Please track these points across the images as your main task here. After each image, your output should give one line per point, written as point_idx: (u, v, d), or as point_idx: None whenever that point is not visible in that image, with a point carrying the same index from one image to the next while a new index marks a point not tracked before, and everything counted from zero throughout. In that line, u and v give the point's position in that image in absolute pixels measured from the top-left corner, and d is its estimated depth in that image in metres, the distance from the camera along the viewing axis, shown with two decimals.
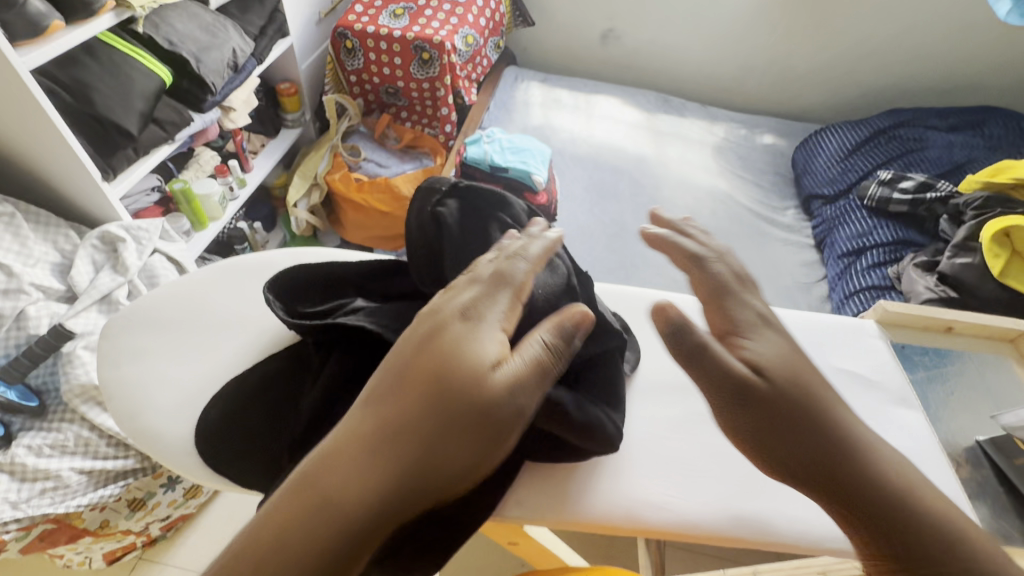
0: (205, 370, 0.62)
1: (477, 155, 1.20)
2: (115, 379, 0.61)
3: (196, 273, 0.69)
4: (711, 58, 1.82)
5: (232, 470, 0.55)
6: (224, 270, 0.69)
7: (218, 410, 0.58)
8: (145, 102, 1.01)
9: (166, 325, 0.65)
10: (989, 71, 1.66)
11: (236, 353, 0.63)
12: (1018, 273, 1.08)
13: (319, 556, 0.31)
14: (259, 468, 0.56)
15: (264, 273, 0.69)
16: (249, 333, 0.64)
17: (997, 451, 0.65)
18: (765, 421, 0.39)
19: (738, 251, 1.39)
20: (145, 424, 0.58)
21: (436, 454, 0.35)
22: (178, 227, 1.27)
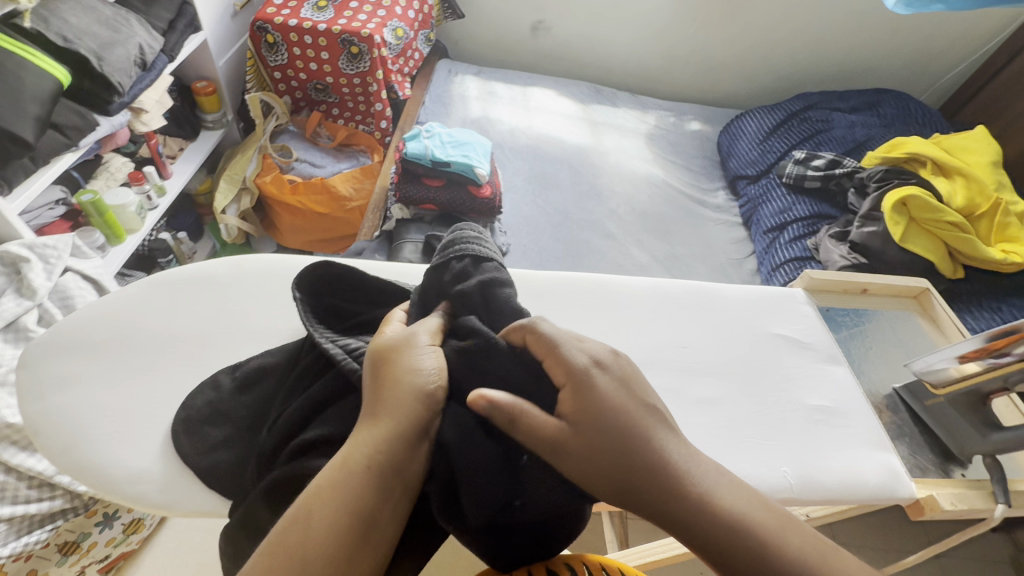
0: (146, 392, 0.57)
1: (418, 150, 1.16)
2: (40, 412, 0.56)
3: (125, 288, 0.64)
4: (637, 50, 1.89)
5: (189, 493, 0.53)
6: (157, 283, 0.65)
7: (170, 433, 0.55)
8: (40, 106, 0.91)
9: (98, 349, 0.59)
10: (878, 58, 1.85)
11: (180, 372, 0.59)
12: (915, 238, 1.22)
13: (327, 524, 0.37)
14: (217, 491, 0.53)
15: (204, 285, 0.65)
16: (193, 350, 0.60)
17: (911, 396, 0.72)
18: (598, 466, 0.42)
19: (675, 233, 1.47)
20: (80, 458, 0.53)
21: (384, 427, 0.42)
22: (91, 241, 1.16)
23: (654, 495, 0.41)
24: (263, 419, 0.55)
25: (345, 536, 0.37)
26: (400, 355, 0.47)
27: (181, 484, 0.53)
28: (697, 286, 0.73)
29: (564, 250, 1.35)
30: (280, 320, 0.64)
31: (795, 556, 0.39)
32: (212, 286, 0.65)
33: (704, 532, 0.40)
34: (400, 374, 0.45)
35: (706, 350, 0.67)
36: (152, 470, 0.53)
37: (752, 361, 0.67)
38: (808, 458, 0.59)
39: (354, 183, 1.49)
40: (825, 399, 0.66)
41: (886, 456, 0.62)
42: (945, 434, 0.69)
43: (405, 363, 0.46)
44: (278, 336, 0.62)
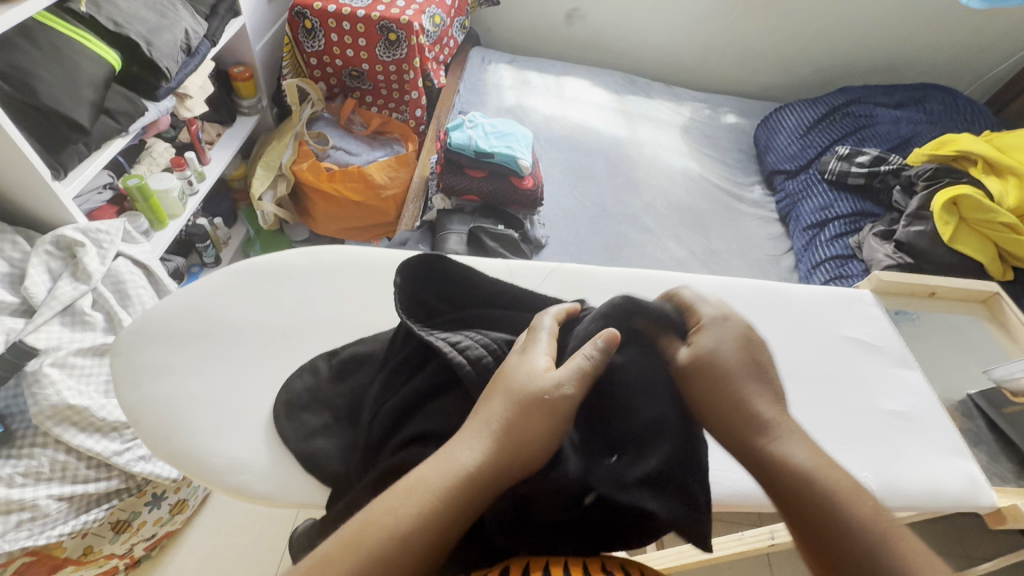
0: (230, 381, 0.59)
1: (461, 140, 1.15)
2: (140, 402, 0.57)
3: (204, 279, 0.65)
4: (673, 40, 1.85)
5: (285, 482, 0.55)
6: (235, 273, 0.66)
7: (255, 425, 0.57)
8: (95, 91, 0.92)
9: (185, 338, 0.61)
10: (921, 51, 1.80)
11: (262, 363, 0.61)
12: (965, 238, 1.19)
13: (402, 536, 0.38)
14: (310, 480, 0.55)
15: (273, 276, 0.66)
16: (269, 341, 0.62)
17: (986, 401, 0.72)
18: (692, 390, 0.51)
19: (712, 228, 1.45)
20: (180, 444, 0.55)
21: (487, 470, 0.42)
22: (137, 226, 1.17)
23: (733, 418, 0.48)
24: (359, 409, 0.58)
25: (411, 561, 0.38)
26: (531, 401, 0.45)
27: (279, 473, 0.55)
28: (761, 286, 0.72)
29: (602, 244, 1.33)
30: (354, 314, 0.65)
31: (847, 519, 0.40)
32: (283, 276, 0.66)
33: (771, 462, 0.45)
34: (524, 421, 0.44)
35: (774, 353, 0.67)
36: (251, 460, 0.55)
37: (820, 365, 0.66)
38: (886, 467, 0.59)
39: (389, 172, 1.49)
40: (899, 404, 0.65)
41: (963, 463, 0.62)
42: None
43: (531, 412, 0.44)
44: (351, 329, 0.64)
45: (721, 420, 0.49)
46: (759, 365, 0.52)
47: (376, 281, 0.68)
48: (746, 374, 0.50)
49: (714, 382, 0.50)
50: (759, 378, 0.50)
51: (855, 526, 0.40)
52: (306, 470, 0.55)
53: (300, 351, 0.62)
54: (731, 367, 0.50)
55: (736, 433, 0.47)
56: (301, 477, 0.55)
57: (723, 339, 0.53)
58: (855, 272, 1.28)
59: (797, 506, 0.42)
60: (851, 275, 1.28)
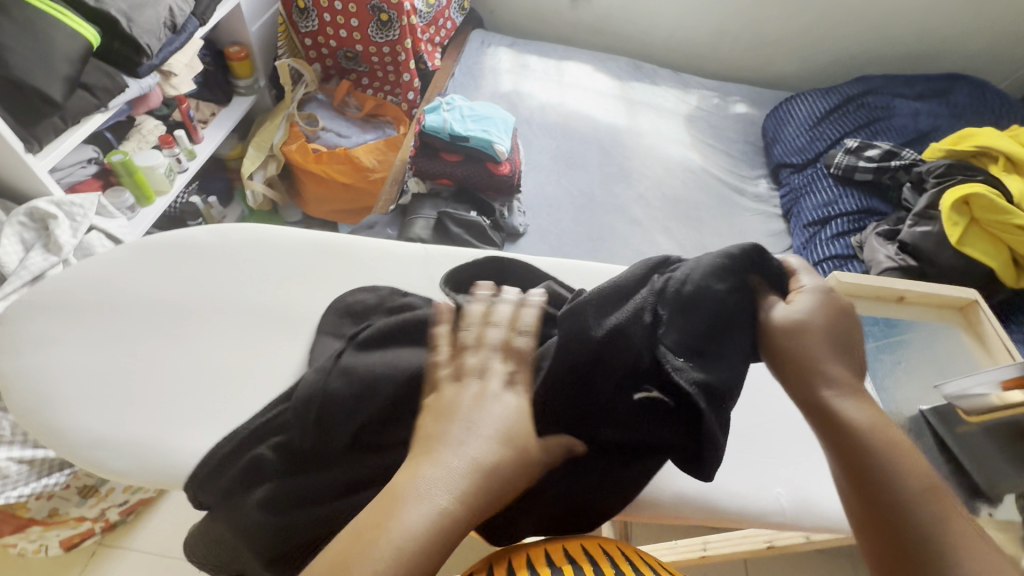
0: (114, 357, 0.58)
1: (437, 123, 1.13)
2: (14, 370, 0.57)
3: (114, 251, 0.64)
4: (684, 24, 1.77)
5: (145, 465, 0.53)
6: (145, 246, 0.64)
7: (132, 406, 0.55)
8: (70, 66, 0.93)
9: (81, 312, 0.60)
10: (952, 39, 1.67)
11: (152, 342, 0.59)
12: (975, 241, 1.10)
13: None
14: (175, 465, 0.53)
15: (186, 252, 0.64)
16: (169, 319, 0.60)
17: (938, 419, 0.66)
18: (774, 348, 0.51)
19: (705, 222, 1.38)
20: (44, 419, 0.54)
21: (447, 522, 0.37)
22: (121, 202, 1.19)
23: (807, 377, 0.49)
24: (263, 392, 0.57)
25: None
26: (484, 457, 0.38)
27: (136, 454, 0.53)
28: None
29: (585, 235, 1.29)
30: (266, 294, 0.63)
31: (900, 475, 0.44)
32: (197, 252, 0.64)
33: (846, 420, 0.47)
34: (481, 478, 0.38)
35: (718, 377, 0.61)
36: (110, 436, 0.54)
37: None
38: None
39: (378, 155, 1.48)
40: None
41: None
42: (974, 468, 0.62)
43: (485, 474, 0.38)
44: (265, 311, 0.62)
45: (794, 377, 0.50)
46: (841, 338, 0.51)
47: (293, 263, 0.65)
48: (830, 345, 0.50)
49: (802, 345, 0.50)
50: (842, 351, 0.50)
51: (902, 482, 0.44)
52: (190, 454, 0.53)
53: (193, 330, 0.60)
54: (827, 337, 0.50)
55: (803, 383, 0.49)
56: (164, 462, 0.53)
57: (814, 311, 0.51)
58: None
59: (863, 461, 0.45)
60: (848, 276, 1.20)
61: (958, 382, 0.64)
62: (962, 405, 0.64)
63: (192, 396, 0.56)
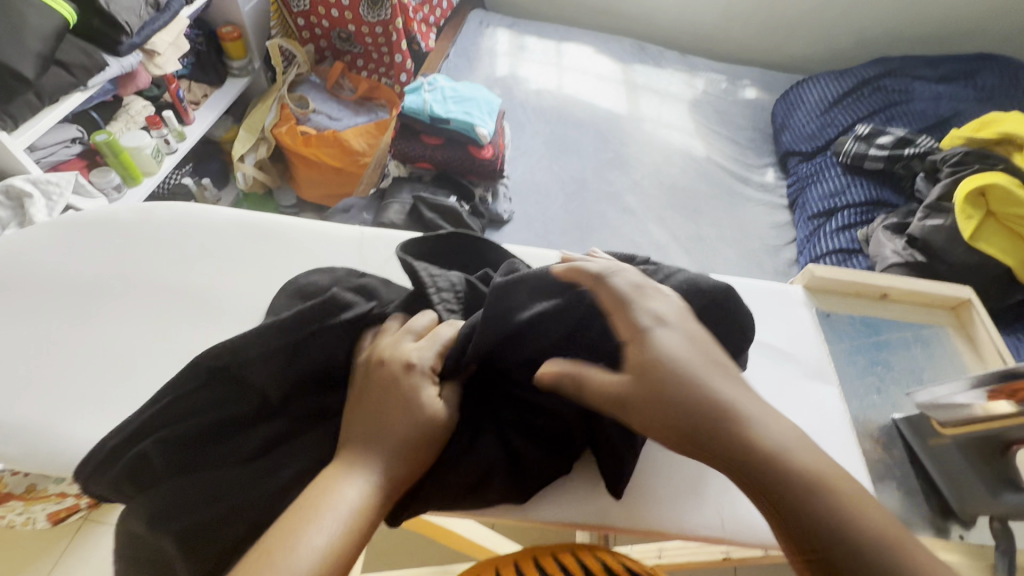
0: (26, 336, 0.55)
1: (416, 104, 1.10)
2: None
3: (43, 229, 0.61)
4: (692, 4, 1.68)
5: (38, 454, 0.49)
6: (69, 224, 0.62)
7: (38, 387, 0.52)
8: (42, 42, 0.92)
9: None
10: (982, 18, 1.56)
11: (60, 320, 0.56)
12: (991, 236, 1.01)
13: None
14: (68, 458, 0.49)
15: (112, 231, 0.62)
16: (84, 297, 0.58)
17: (912, 431, 0.60)
18: (645, 414, 0.38)
19: (704, 212, 1.31)
20: None
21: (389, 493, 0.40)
22: (107, 181, 1.19)
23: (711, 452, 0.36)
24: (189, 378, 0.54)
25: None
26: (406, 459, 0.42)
27: (28, 439, 0.50)
28: None
29: (574, 223, 1.24)
30: (199, 279, 0.59)
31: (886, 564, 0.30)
32: (124, 233, 0.62)
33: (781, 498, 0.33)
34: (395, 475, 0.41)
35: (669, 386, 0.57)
36: (2, 420, 0.50)
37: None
38: None
39: (368, 138, 1.45)
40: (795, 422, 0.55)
41: None
42: (945, 483, 0.57)
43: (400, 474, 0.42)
44: (194, 297, 0.58)
45: (683, 446, 0.37)
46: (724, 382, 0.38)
47: (231, 248, 0.62)
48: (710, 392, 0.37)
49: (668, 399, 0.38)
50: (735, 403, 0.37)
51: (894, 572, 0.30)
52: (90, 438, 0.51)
53: (108, 308, 0.57)
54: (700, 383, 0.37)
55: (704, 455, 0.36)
56: (59, 452, 0.49)
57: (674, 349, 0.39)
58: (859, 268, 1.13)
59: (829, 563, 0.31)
60: None
61: (931, 389, 0.56)
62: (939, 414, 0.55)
63: (102, 383, 0.53)
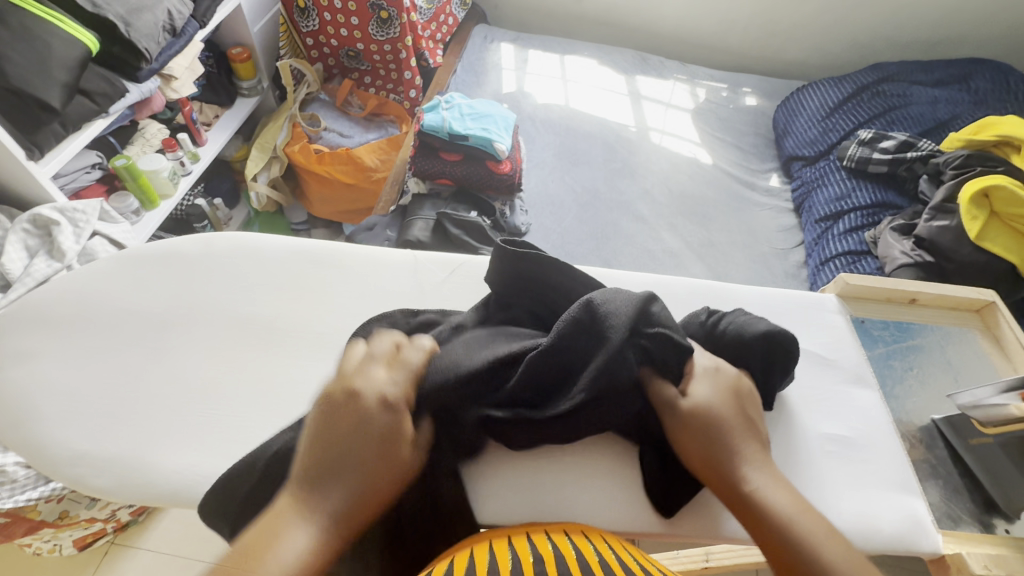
0: (96, 371, 0.56)
1: (436, 122, 1.13)
2: None
3: (102, 263, 0.63)
4: (691, 14, 1.72)
5: (128, 485, 0.51)
6: (126, 257, 0.63)
7: (115, 421, 0.54)
8: (67, 72, 0.93)
9: (66, 325, 0.59)
10: (969, 23, 1.62)
11: (131, 355, 0.58)
12: (995, 236, 1.06)
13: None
14: (156, 487, 0.51)
15: (169, 263, 0.64)
16: (151, 330, 0.59)
17: (953, 430, 0.63)
18: (686, 435, 0.53)
19: (715, 218, 1.33)
20: (27, 435, 0.53)
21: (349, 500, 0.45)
22: (125, 206, 1.20)
23: (727, 476, 0.50)
24: (252, 404, 0.56)
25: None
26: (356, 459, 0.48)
27: (119, 470, 0.51)
28: (699, 285, 0.68)
29: (591, 233, 1.26)
30: (262, 306, 0.62)
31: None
32: (182, 265, 0.64)
33: (775, 518, 0.46)
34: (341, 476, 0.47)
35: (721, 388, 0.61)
36: (92, 453, 0.52)
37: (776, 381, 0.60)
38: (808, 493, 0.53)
39: (381, 155, 1.47)
40: (842, 427, 0.58)
41: (910, 501, 0.55)
42: (988, 480, 0.59)
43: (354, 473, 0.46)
44: (259, 324, 0.61)
45: (711, 470, 0.51)
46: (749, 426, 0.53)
47: (288, 275, 0.64)
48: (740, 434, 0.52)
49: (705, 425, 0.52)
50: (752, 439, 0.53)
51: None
52: (170, 469, 0.52)
53: (171, 342, 0.59)
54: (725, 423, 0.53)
55: (723, 479, 0.50)
56: (146, 482, 0.51)
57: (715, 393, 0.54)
58: (869, 269, 1.17)
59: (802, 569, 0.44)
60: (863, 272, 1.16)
61: (971, 391, 0.61)
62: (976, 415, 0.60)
63: (180, 413, 0.55)
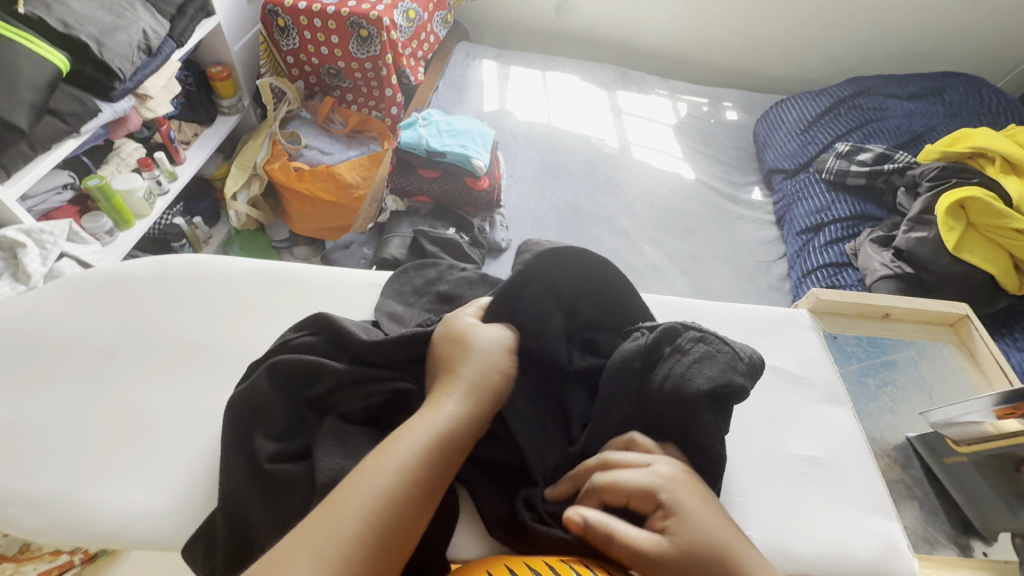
0: (39, 403, 0.54)
1: (413, 139, 1.18)
2: None
3: (51, 289, 0.61)
4: (671, 30, 1.74)
5: (64, 524, 0.49)
6: (77, 283, 0.61)
7: (55, 456, 0.51)
8: (36, 93, 0.92)
9: (9, 354, 0.56)
10: (941, 38, 1.65)
11: (77, 385, 0.55)
12: (973, 247, 1.06)
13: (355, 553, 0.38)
14: (96, 525, 0.49)
15: (124, 288, 0.62)
16: (99, 360, 0.57)
17: (926, 447, 0.61)
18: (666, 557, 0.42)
19: (697, 231, 1.32)
20: None
21: None
22: (99, 226, 1.18)
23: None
24: (206, 432, 0.54)
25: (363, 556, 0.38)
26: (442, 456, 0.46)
27: (52, 508, 0.49)
28: (672, 302, 0.68)
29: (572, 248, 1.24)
30: (217, 332, 0.60)
31: None
32: (137, 290, 0.62)
33: None
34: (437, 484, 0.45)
35: None
36: (29, 490, 0.50)
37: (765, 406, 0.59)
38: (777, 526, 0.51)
39: (362, 172, 1.45)
40: (814, 448, 0.57)
41: (886, 524, 0.54)
42: (966, 502, 0.57)
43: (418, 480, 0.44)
44: (211, 351, 0.59)
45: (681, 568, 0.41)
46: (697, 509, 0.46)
47: (249, 300, 0.63)
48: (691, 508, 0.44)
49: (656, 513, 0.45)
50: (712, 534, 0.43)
51: None
52: (111, 506, 0.50)
53: (121, 372, 0.57)
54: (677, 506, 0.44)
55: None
56: (82, 520, 0.49)
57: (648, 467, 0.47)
58: (849, 282, 1.17)
59: None
60: (844, 284, 1.16)
61: (942, 408, 0.60)
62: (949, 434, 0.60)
63: (125, 446, 0.52)
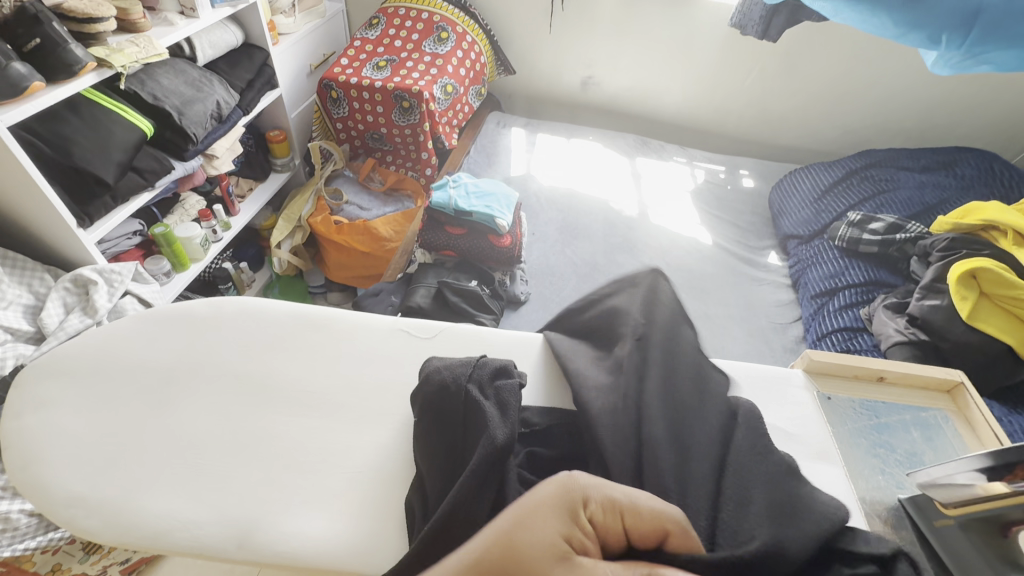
0: (102, 420, 0.62)
1: (443, 199, 1.30)
2: (18, 429, 0.61)
3: (124, 321, 0.70)
4: (689, 103, 1.87)
5: (115, 528, 0.55)
6: (146, 316, 0.71)
7: (110, 468, 0.58)
8: (123, 153, 1.06)
9: (85, 376, 0.65)
10: (953, 119, 1.72)
11: (137, 405, 0.63)
12: (986, 315, 1.07)
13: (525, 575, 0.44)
14: (139, 532, 0.54)
15: (182, 322, 0.71)
16: (155, 384, 0.65)
17: (916, 510, 0.61)
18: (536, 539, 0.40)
19: (712, 292, 1.36)
20: (34, 476, 0.58)
21: None
22: (158, 268, 1.31)
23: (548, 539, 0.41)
24: (241, 454, 0.60)
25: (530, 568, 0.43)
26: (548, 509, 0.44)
27: (106, 512, 0.55)
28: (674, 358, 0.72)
29: None
30: (257, 364, 0.67)
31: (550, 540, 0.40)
32: (192, 323, 0.71)
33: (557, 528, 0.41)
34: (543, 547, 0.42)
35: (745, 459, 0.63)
36: (87, 496, 0.56)
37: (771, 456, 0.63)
38: None
39: (395, 226, 1.57)
40: None
41: None
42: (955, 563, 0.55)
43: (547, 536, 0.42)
44: (252, 381, 0.66)
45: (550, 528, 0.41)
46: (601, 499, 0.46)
47: (289, 338, 0.70)
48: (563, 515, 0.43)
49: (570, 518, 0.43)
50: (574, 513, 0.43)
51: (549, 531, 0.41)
52: (151, 518, 0.55)
53: (172, 396, 0.64)
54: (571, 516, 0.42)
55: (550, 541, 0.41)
56: (133, 524, 0.55)
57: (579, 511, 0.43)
58: (865, 346, 1.17)
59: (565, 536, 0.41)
60: (859, 349, 1.17)
61: (930, 470, 0.61)
62: (939, 495, 0.59)
63: (169, 463, 0.59)
